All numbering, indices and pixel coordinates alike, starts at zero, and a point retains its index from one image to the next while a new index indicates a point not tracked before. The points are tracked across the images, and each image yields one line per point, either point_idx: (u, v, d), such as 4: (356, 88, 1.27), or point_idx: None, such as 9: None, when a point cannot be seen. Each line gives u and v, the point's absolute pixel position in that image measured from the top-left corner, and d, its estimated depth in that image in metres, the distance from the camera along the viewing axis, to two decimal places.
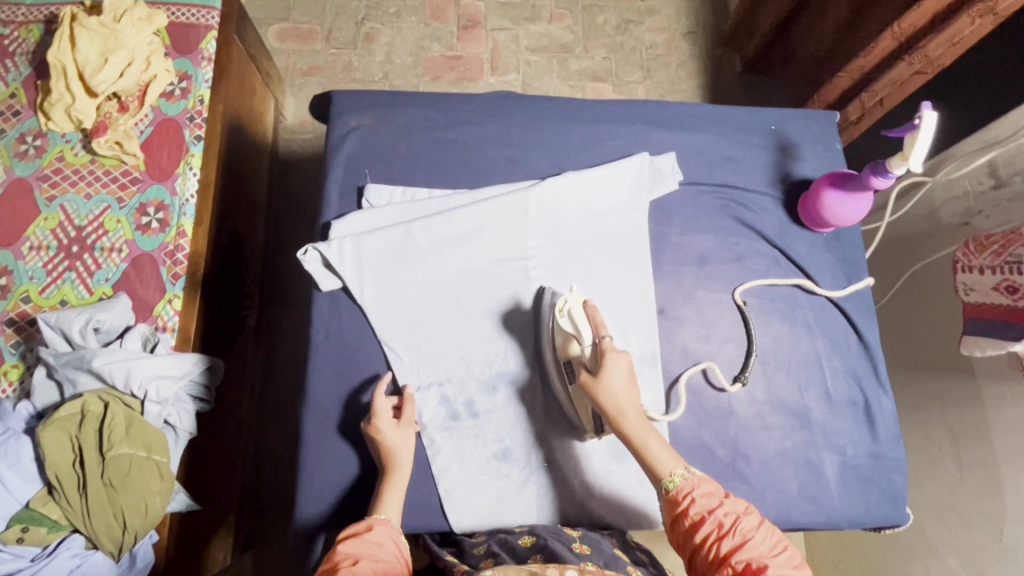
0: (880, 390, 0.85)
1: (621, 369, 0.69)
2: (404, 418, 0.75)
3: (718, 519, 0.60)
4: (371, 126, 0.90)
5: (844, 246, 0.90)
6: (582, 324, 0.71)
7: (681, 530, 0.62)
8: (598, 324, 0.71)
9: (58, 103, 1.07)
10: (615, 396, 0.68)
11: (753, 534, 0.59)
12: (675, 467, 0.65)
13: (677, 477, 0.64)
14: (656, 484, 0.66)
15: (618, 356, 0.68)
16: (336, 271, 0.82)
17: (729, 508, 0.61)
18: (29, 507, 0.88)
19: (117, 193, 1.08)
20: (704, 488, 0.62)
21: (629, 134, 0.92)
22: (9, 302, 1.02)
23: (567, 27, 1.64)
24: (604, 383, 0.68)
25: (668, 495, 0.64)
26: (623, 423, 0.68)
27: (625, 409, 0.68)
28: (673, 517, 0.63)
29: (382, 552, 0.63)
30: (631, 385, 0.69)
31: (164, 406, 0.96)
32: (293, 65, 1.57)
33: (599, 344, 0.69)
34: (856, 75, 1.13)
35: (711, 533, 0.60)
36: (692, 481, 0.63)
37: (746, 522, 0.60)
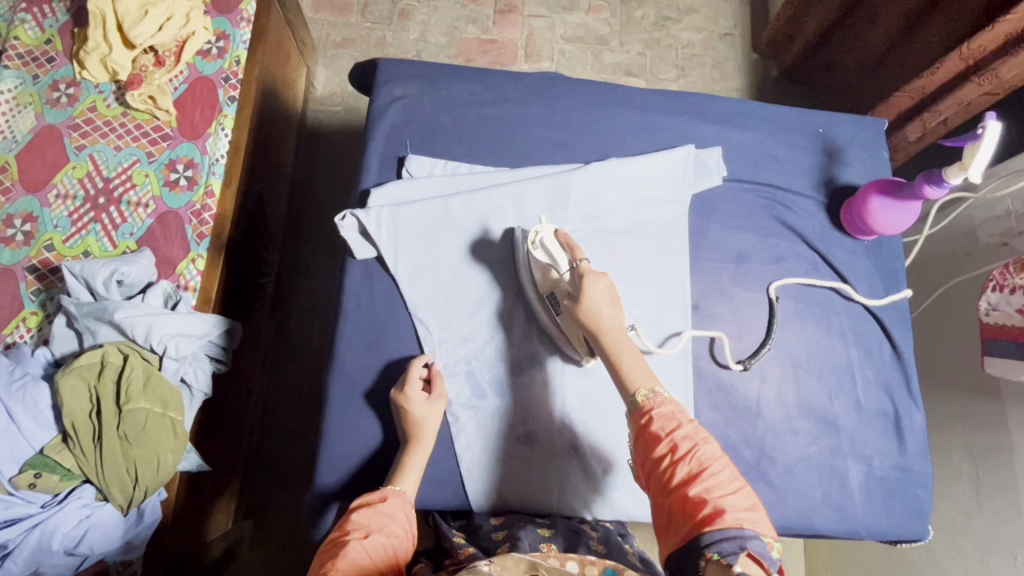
0: (911, 403, 0.84)
1: (602, 290, 0.71)
2: (433, 392, 0.75)
3: (675, 442, 0.59)
4: (415, 97, 0.88)
5: (884, 255, 0.89)
6: (557, 252, 0.75)
7: (639, 445, 0.61)
8: (574, 250, 0.74)
9: (94, 53, 1.06)
10: (597, 311, 0.70)
11: (708, 462, 0.58)
12: (645, 384, 0.65)
13: (643, 394, 0.64)
14: (625, 398, 0.66)
15: (597, 278, 0.71)
16: (372, 240, 0.81)
17: (687, 432, 0.60)
18: (42, 453, 0.87)
19: (147, 147, 1.07)
20: (667, 410, 0.62)
21: (676, 126, 0.91)
22: (32, 249, 1.01)
23: (604, 19, 1.62)
24: (583, 301, 0.70)
25: (636, 408, 0.64)
26: (603, 339, 0.69)
27: (609, 327, 0.69)
28: (636, 430, 0.62)
29: (393, 527, 0.63)
30: (613, 304, 0.71)
31: (182, 364, 0.95)
32: (326, 36, 1.55)
33: (579, 268, 0.72)
34: (917, 94, 1.16)
35: (666, 454, 0.59)
36: (656, 399, 0.63)
37: (703, 450, 0.59)
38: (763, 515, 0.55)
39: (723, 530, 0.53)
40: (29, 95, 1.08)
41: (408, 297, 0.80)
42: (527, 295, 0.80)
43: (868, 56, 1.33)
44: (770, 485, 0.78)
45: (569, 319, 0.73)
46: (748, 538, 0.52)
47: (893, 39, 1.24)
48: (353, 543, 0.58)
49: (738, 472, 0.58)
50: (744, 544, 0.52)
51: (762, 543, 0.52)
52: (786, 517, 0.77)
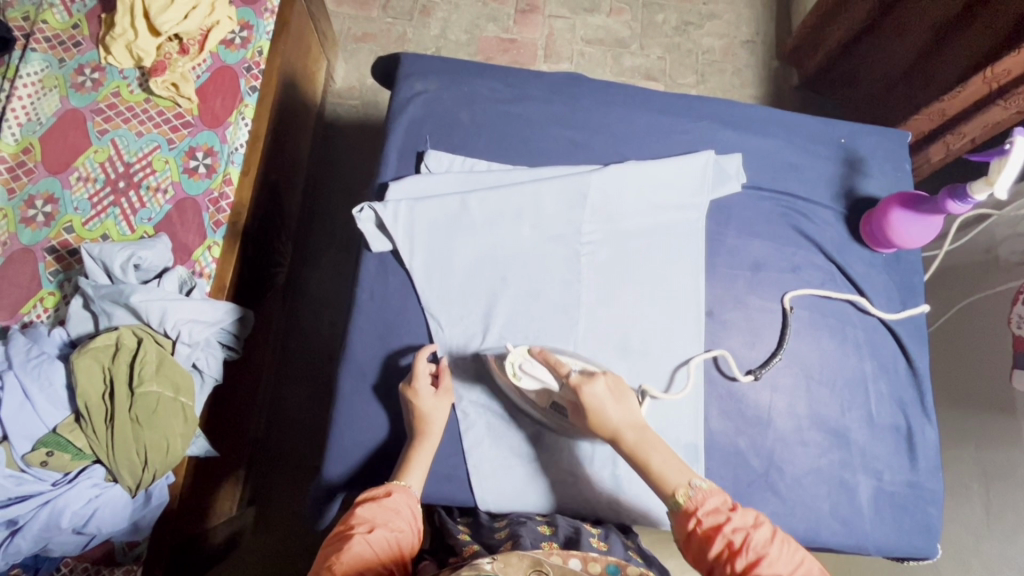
0: (924, 419, 0.83)
1: (600, 390, 0.70)
2: (441, 386, 0.75)
3: (728, 538, 0.59)
4: (436, 92, 0.89)
5: (903, 268, 0.88)
6: (544, 371, 0.73)
7: (694, 548, 0.60)
8: (557, 364, 0.72)
9: (120, 39, 1.07)
10: (603, 415, 0.69)
11: (766, 550, 0.57)
12: (679, 480, 0.65)
13: (682, 494, 0.63)
14: (665, 500, 0.65)
15: (592, 384, 0.69)
16: (388, 233, 0.81)
17: (738, 524, 0.59)
18: (55, 432, 0.88)
19: (168, 134, 1.08)
20: (711, 504, 0.61)
21: (697, 130, 0.90)
22: (52, 230, 1.02)
23: (625, 22, 1.61)
24: (591, 415, 0.69)
25: (679, 512, 0.63)
26: (624, 439, 0.68)
27: (622, 430, 0.68)
28: (684, 533, 0.62)
29: (398, 520, 0.63)
30: (619, 401, 0.70)
31: (194, 349, 0.95)
32: (347, 29, 1.56)
33: (569, 381, 0.70)
34: (936, 117, 1.15)
35: (723, 553, 0.58)
36: (696, 497, 0.62)
37: (757, 538, 0.58)
38: None
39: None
40: (54, 79, 1.09)
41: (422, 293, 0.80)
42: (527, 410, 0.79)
43: (893, 69, 1.32)
44: (778, 495, 0.77)
45: (582, 425, 0.72)
46: None
47: (922, 51, 1.23)
48: (355, 538, 0.59)
49: (797, 550, 0.58)
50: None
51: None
52: (793, 529, 0.76)
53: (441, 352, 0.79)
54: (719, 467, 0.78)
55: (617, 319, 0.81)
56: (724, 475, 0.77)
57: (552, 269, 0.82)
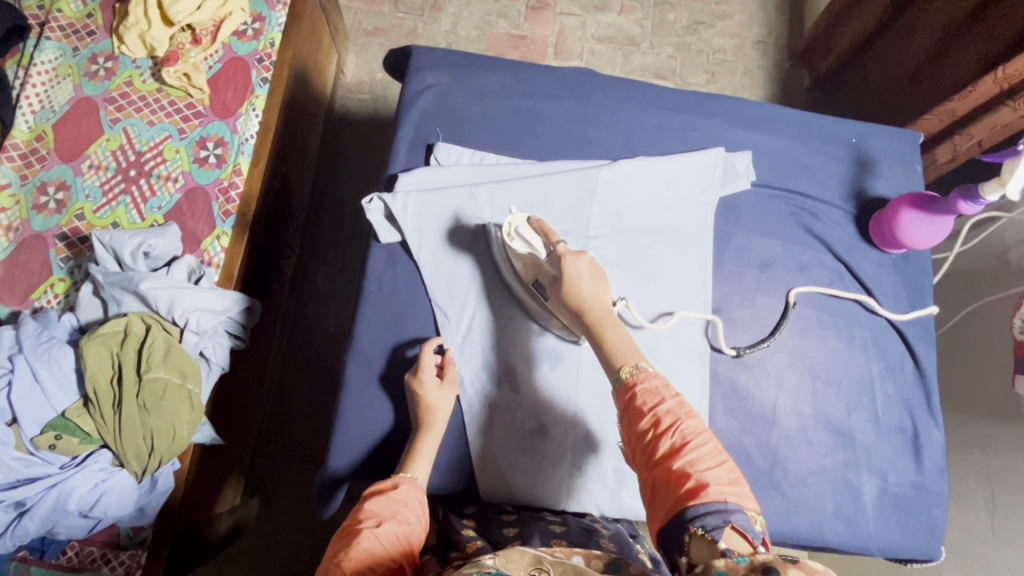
0: (931, 422, 0.83)
1: (582, 267, 0.71)
2: (446, 378, 0.75)
3: (657, 418, 0.59)
4: (447, 86, 0.89)
5: (912, 270, 0.88)
6: (534, 239, 0.77)
7: (625, 420, 0.61)
8: (548, 234, 0.75)
9: (134, 28, 1.08)
10: (578, 288, 0.70)
11: (692, 437, 0.57)
12: (631, 358, 0.65)
13: (631, 368, 0.63)
14: (611, 375, 0.65)
15: (577, 259, 0.71)
16: (397, 225, 0.81)
17: (670, 406, 0.59)
18: (64, 416, 0.88)
19: (179, 124, 1.08)
20: (650, 385, 0.61)
21: (707, 128, 0.90)
22: (64, 217, 1.03)
23: (636, 20, 1.61)
24: (566, 284, 0.70)
25: (621, 385, 0.63)
26: (587, 313, 0.69)
27: (591, 304, 0.69)
28: (621, 404, 0.62)
29: (406, 511, 0.63)
30: (597, 281, 0.71)
31: (202, 338, 0.97)
32: (358, 23, 1.56)
33: (554, 250, 0.72)
34: (944, 117, 1.15)
35: (649, 430, 0.59)
36: (641, 374, 0.62)
37: (686, 425, 0.58)
38: (748, 488, 0.55)
39: (707, 504, 0.53)
40: (68, 67, 1.10)
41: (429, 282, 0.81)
42: (510, 287, 0.81)
43: (902, 72, 1.31)
44: (781, 494, 0.77)
45: (554, 299, 0.73)
46: (733, 513, 0.52)
47: (932, 54, 1.22)
48: (362, 530, 0.59)
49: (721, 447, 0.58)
50: (729, 518, 0.52)
51: (746, 517, 0.52)
52: (796, 528, 0.76)
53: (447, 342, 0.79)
54: None
55: (623, 315, 0.81)
56: None
57: None
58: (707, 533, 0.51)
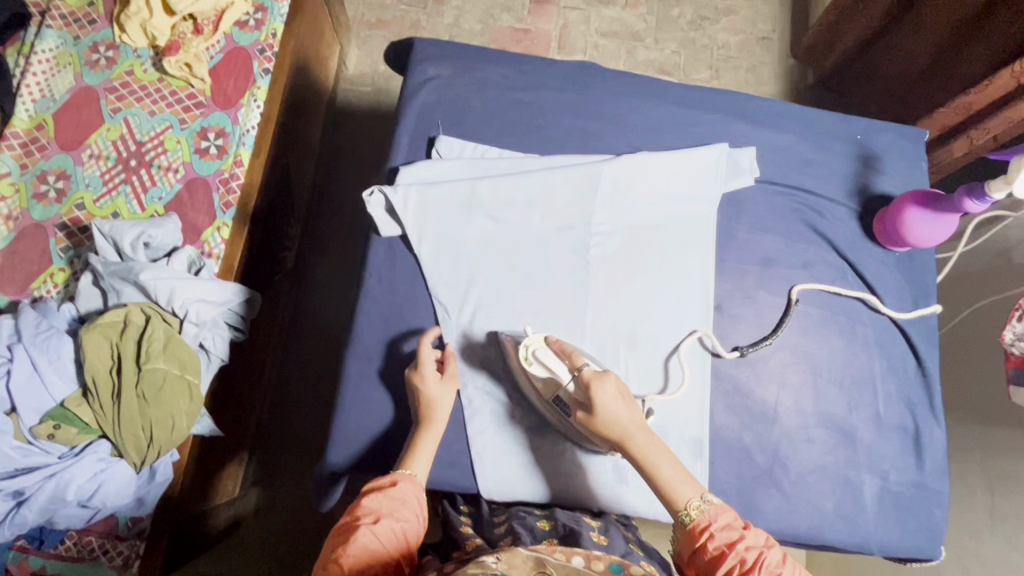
0: (932, 420, 0.83)
1: (609, 392, 0.67)
2: (447, 373, 0.75)
3: (741, 555, 0.59)
4: (449, 78, 0.88)
5: (916, 268, 0.87)
6: (555, 364, 0.72)
7: (700, 563, 0.61)
8: (571, 357, 0.71)
9: (135, 17, 1.07)
10: (616, 417, 0.66)
11: (777, 570, 0.59)
12: (690, 497, 0.64)
13: (693, 509, 0.63)
14: (672, 514, 0.65)
15: (603, 383, 0.67)
16: (398, 218, 0.81)
17: (751, 542, 0.61)
18: (63, 406, 0.88)
19: (180, 114, 1.08)
20: (724, 521, 0.62)
21: (711, 123, 0.89)
22: (64, 207, 1.03)
23: (641, 15, 1.60)
24: (598, 414, 0.66)
25: (686, 529, 0.63)
26: (631, 448, 0.67)
27: (630, 431, 0.67)
28: (691, 549, 0.62)
29: (404, 510, 0.63)
30: (627, 403, 0.68)
31: (201, 330, 0.96)
32: (361, 16, 1.55)
33: (581, 377, 0.68)
34: (962, 112, 1.16)
35: (734, 568, 0.59)
36: (709, 513, 0.62)
37: (769, 558, 0.60)
38: None
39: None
40: (69, 56, 1.09)
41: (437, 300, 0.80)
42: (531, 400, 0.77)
43: (910, 68, 1.30)
44: (781, 492, 0.77)
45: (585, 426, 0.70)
46: None
47: (939, 51, 1.21)
48: (360, 527, 0.59)
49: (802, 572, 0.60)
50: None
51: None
52: (796, 526, 0.76)
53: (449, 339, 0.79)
54: (723, 461, 0.77)
55: (624, 311, 0.80)
56: (728, 470, 0.77)
57: (560, 258, 0.82)
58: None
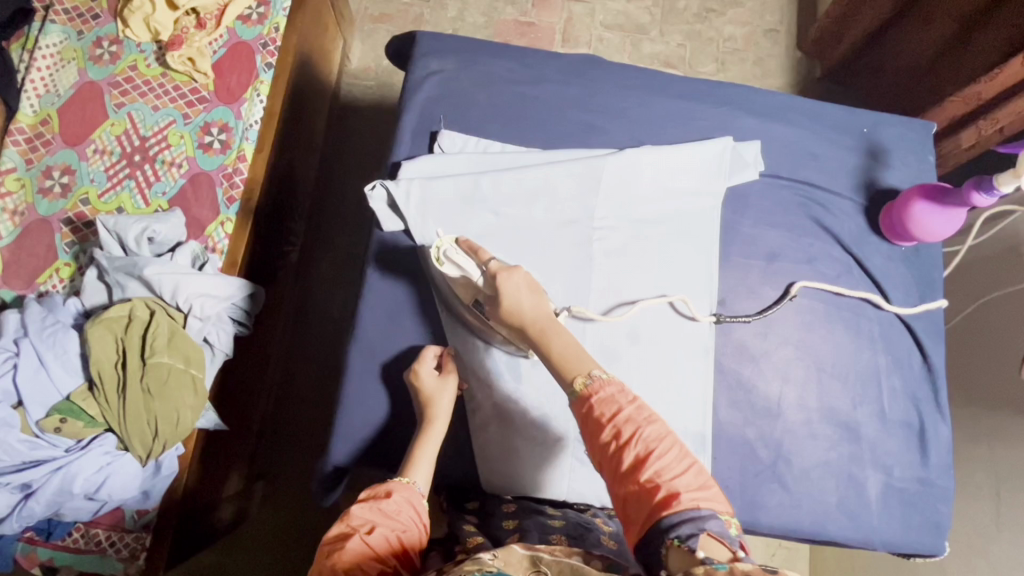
0: (938, 417, 0.82)
1: (516, 282, 0.70)
2: (444, 371, 0.75)
3: (619, 428, 0.56)
4: (452, 71, 0.88)
5: (922, 263, 0.87)
6: (465, 262, 0.74)
7: (586, 433, 0.58)
8: (478, 253, 0.74)
9: (138, 12, 1.07)
10: (517, 303, 0.68)
11: (656, 444, 0.55)
12: (586, 367, 0.62)
13: (586, 379, 0.60)
14: (564, 388, 0.62)
15: (510, 275, 0.70)
16: (400, 213, 0.81)
17: (630, 416, 0.56)
18: (69, 399, 0.89)
19: (184, 109, 1.08)
20: (607, 393, 0.58)
21: (716, 117, 0.89)
22: (69, 202, 1.03)
23: (645, 7, 1.58)
24: (502, 301, 0.69)
25: (577, 398, 0.60)
26: (530, 330, 0.67)
27: (532, 320, 0.67)
28: (580, 420, 0.59)
29: (399, 520, 0.62)
30: (533, 292, 0.69)
31: (206, 324, 0.96)
32: (364, 9, 1.54)
33: (488, 269, 0.71)
34: (973, 101, 1.13)
35: (613, 442, 0.56)
36: (595, 384, 0.59)
37: (648, 432, 0.56)
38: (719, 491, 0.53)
39: (682, 513, 0.51)
40: (73, 51, 1.09)
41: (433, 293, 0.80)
42: (455, 309, 0.79)
43: (918, 60, 1.28)
44: (784, 487, 0.77)
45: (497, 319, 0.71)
46: (706, 519, 0.50)
47: (948, 43, 1.20)
48: (355, 538, 0.58)
49: (689, 452, 0.55)
50: (703, 525, 0.50)
51: (720, 523, 0.50)
52: (798, 521, 0.76)
53: (443, 321, 0.79)
54: (726, 457, 0.77)
55: (627, 305, 0.80)
56: (731, 465, 0.77)
57: (563, 254, 0.81)
58: (683, 542, 0.49)
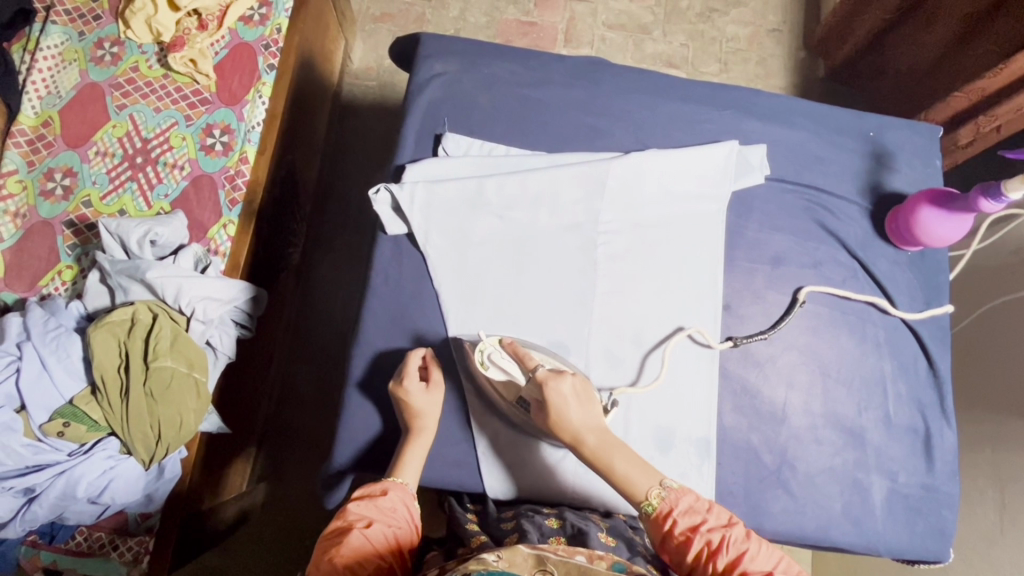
0: (943, 422, 0.82)
1: (564, 390, 0.68)
2: (432, 381, 0.75)
3: (706, 537, 0.61)
4: (456, 74, 0.87)
5: (928, 267, 0.86)
6: (510, 366, 0.72)
7: (671, 550, 0.62)
8: (523, 358, 0.72)
9: (140, 13, 1.07)
10: (567, 416, 0.67)
11: (744, 545, 0.60)
12: (650, 487, 0.64)
13: (654, 498, 0.63)
14: (634, 506, 0.65)
15: (559, 382, 0.68)
16: (404, 217, 0.81)
17: (713, 524, 0.61)
18: (72, 403, 0.89)
19: (186, 111, 1.07)
20: (685, 504, 0.63)
21: (721, 120, 0.88)
22: (71, 204, 1.03)
23: (648, 7, 1.58)
24: (552, 413, 0.67)
25: (653, 515, 0.63)
26: (587, 447, 0.67)
27: (585, 432, 0.67)
28: (660, 535, 0.63)
29: (394, 518, 0.64)
30: (584, 405, 0.68)
31: (208, 327, 0.96)
32: (365, 9, 1.54)
33: (536, 378, 0.69)
34: (975, 97, 1.13)
35: (703, 550, 0.60)
36: (670, 498, 0.63)
37: (734, 535, 0.61)
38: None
39: None
40: (74, 52, 1.09)
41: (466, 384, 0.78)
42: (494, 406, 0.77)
43: (922, 61, 1.28)
44: (789, 493, 0.77)
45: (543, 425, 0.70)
46: None
47: (950, 45, 1.20)
48: (354, 533, 0.60)
49: (769, 545, 0.62)
50: None
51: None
52: (803, 527, 0.76)
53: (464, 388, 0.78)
54: (730, 463, 0.77)
55: (630, 309, 0.80)
56: (736, 471, 0.77)
57: (566, 258, 0.81)
58: None
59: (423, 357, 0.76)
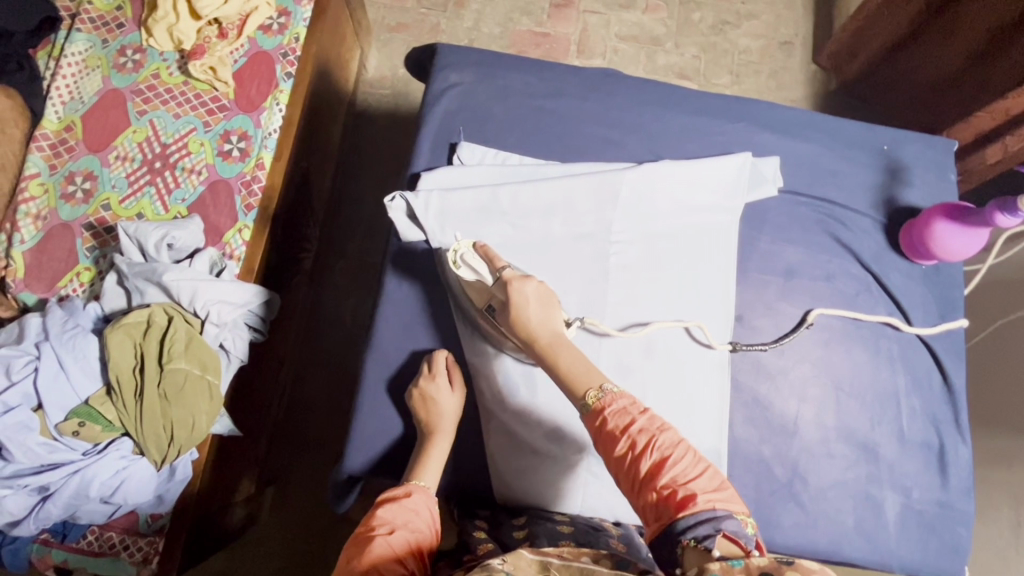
0: (958, 438, 0.81)
1: (529, 291, 0.71)
2: (455, 383, 0.77)
3: (633, 438, 0.58)
4: (471, 85, 0.88)
5: (942, 282, 0.86)
6: (479, 266, 0.76)
7: (600, 445, 0.60)
8: (493, 259, 0.75)
9: (162, 22, 1.09)
10: (526, 313, 0.69)
11: (671, 451, 0.58)
12: (592, 384, 0.64)
13: (593, 393, 0.62)
14: (576, 403, 0.64)
15: (523, 282, 0.71)
16: (419, 224, 0.81)
17: (643, 425, 0.59)
18: (88, 403, 0.90)
19: (204, 117, 1.09)
20: (620, 403, 0.61)
21: (733, 132, 0.89)
22: (90, 207, 1.05)
23: (661, 19, 1.59)
24: (512, 310, 0.70)
25: (588, 410, 0.62)
26: (540, 343, 0.69)
27: (539, 333, 0.69)
28: (592, 429, 0.61)
29: (418, 523, 0.64)
30: (546, 307, 0.71)
31: (222, 330, 0.97)
32: (381, 19, 1.56)
33: (503, 276, 0.72)
34: (999, 116, 1.15)
35: (627, 451, 0.58)
36: (608, 396, 0.62)
37: (662, 439, 0.58)
38: (732, 490, 0.57)
39: (697, 514, 0.54)
40: (97, 59, 1.11)
41: (480, 385, 0.78)
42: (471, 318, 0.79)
43: (942, 74, 1.27)
44: (801, 507, 0.76)
45: (505, 326, 0.72)
46: (722, 519, 0.53)
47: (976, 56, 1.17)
48: (378, 540, 0.59)
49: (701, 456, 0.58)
50: (719, 526, 0.53)
51: (735, 523, 0.54)
52: (815, 541, 0.75)
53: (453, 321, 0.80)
54: (742, 475, 0.76)
55: (642, 320, 0.80)
56: (747, 483, 0.76)
57: (579, 268, 0.81)
58: (699, 542, 0.51)
59: (448, 359, 0.78)
